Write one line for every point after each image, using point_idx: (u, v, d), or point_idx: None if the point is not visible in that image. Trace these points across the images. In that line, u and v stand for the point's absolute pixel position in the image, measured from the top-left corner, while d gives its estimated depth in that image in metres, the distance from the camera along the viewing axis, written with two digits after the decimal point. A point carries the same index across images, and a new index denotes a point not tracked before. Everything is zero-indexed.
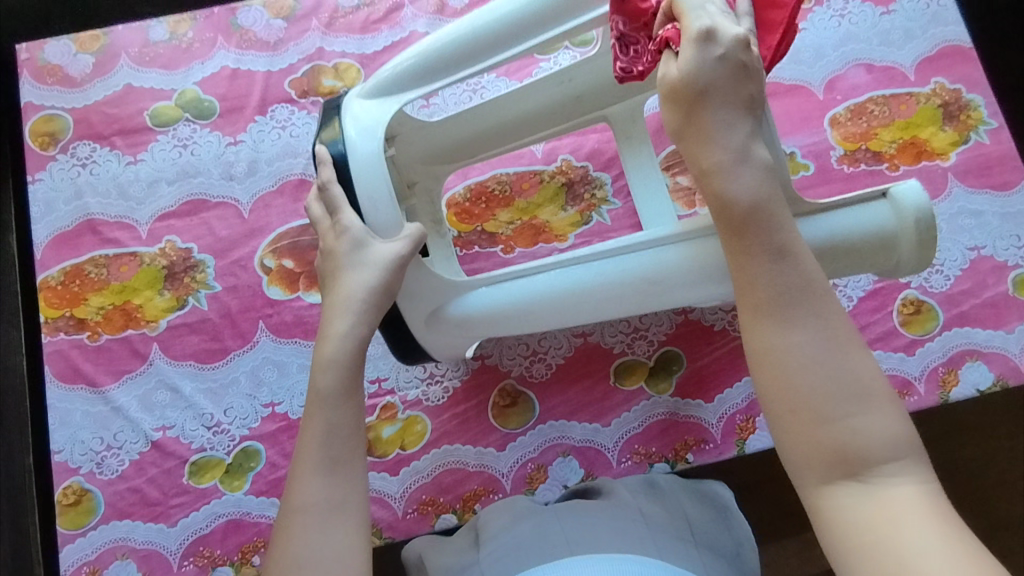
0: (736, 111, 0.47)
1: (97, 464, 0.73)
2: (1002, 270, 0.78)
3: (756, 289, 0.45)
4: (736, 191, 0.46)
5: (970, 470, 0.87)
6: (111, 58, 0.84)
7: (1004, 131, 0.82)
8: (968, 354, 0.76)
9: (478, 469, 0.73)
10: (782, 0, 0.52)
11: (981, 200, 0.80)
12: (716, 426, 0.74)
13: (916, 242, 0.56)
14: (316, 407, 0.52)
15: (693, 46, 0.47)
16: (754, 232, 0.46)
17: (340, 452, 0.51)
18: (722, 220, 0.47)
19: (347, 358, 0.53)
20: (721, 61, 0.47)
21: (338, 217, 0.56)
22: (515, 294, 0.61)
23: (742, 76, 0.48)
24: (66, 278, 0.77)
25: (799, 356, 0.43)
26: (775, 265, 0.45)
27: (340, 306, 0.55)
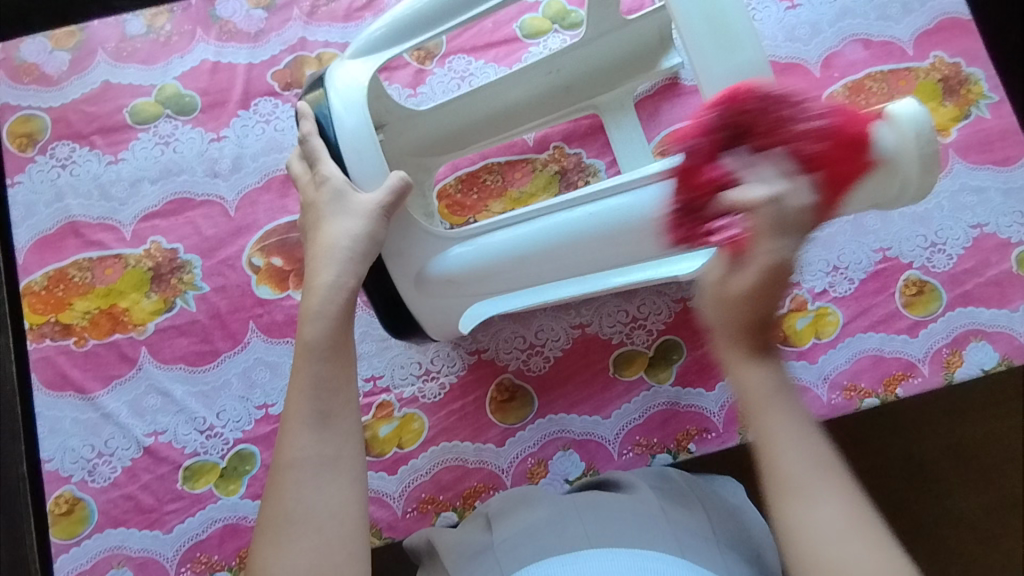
0: (764, 314, 0.43)
1: (89, 472, 0.71)
2: (1006, 247, 0.77)
3: (780, 468, 0.41)
4: (754, 378, 0.43)
5: (972, 449, 0.86)
6: (87, 54, 0.81)
7: (1005, 105, 0.80)
8: (972, 334, 0.75)
9: (478, 465, 0.72)
10: (851, 166, 0.47)
11: (983, 176, 0.79)
12: (718, 415, 0.73)
13: (920, 164, 0.53)
14: (304, 361, 0.51)
15: (761, 262, 0.42)
16: (772, 417, 0.42)
17: (329, 406, 0.50)
18: (744, 396, 0.44)
19: (334, 307, 0.52)
20: (763, 276, 0.42)
21: (319, 165, 0.56)
22: (503, 244, 0.59)
23: (777, 289, 0.42)
24: (50, 283, 0.75)
25: (841, 538, 0.39)
26: (802, 445, 0.42)
27: (325, 256, 0.54)
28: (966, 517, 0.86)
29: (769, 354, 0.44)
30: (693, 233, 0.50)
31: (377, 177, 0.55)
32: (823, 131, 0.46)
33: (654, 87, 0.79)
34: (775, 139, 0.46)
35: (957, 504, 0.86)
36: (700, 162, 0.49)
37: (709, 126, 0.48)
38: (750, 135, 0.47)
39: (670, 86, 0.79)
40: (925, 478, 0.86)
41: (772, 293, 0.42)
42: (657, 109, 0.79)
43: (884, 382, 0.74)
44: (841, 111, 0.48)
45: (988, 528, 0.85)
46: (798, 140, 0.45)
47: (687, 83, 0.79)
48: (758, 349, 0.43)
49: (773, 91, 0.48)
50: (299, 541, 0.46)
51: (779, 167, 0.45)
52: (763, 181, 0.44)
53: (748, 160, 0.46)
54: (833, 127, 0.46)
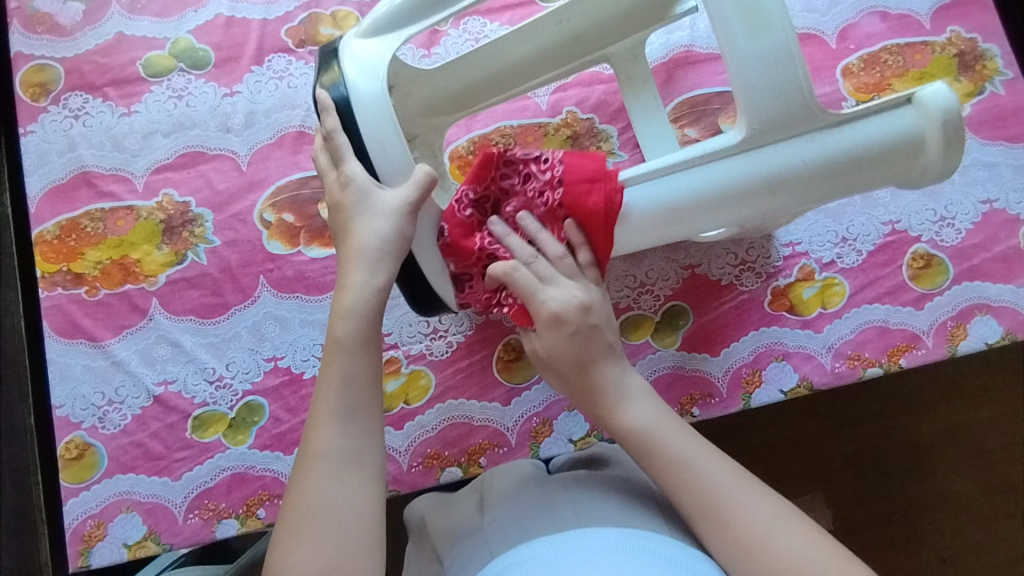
0: (591, 364, 0.58)
1: (99, 419, 0.72)
2: (1015, 224, 0.77)
3: (696, 493, 0.52)
4: (629, 422, 0.56)
5: (970, 431, 0.87)
6: (101, 5, 0.81)
7: (1020, 81, 0.80)
8: (978, 307, 0.75)
9: (483, 422, 0.73)
10: (584, 204, 0.57)
11: (995, 152, 0.79)
12: (722, 379, 0.74)
13: (942, 144, 0.54)
14: (334, 356, 0.54)
15: (549, 327, 0.58)
16: (657, 455, 0.54)
17: (356, 402, 0.53)
18: (637, 448, 0.56)
19: (364, 305, 0.55)
20: (569, 334, 0.58)
21: (345, 167, 0.56)
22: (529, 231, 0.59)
23: (586, 339, 0.58)
24: (62, 232, 0.75)
25: (764, 530, 0.50)
26: (696, 471, 0.53)
27: (356, 257, 0.56)
28: (962, 500, 0.87)
29: (629, 400, 0.57)
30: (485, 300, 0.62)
31: (400, 173, 0.56)
32: (553, 183, 0.58)
33: (669, 54, 0.80)
34: (522, 204, 0.60)
35: (954, 487, 0.87)
36: (460, 234, 0.59)
37: (466, 210, 0.60)
38: (501, 202, 0.61)
39: (685, 56, 0.81)
40: (921, 462, 0.87)
41: (590, 341, 0.58)
42: (672, 77, 0.80)
43: (888, 353, 0.75)
44: (576, 157, 0.58)
45: (983, 510, 0.87)
46: (536, 197, 0.59)
47: (702, 51, 0.80)
48: (621, 402, 0.57)
49: (514, 157, 0.60)
50: (320, 529, 0.49)
51: (530, 247, 0.59)
52: (523, 252, 0.59)
53: (509, 227, 0.59)
54: (556, 182, 0.58)
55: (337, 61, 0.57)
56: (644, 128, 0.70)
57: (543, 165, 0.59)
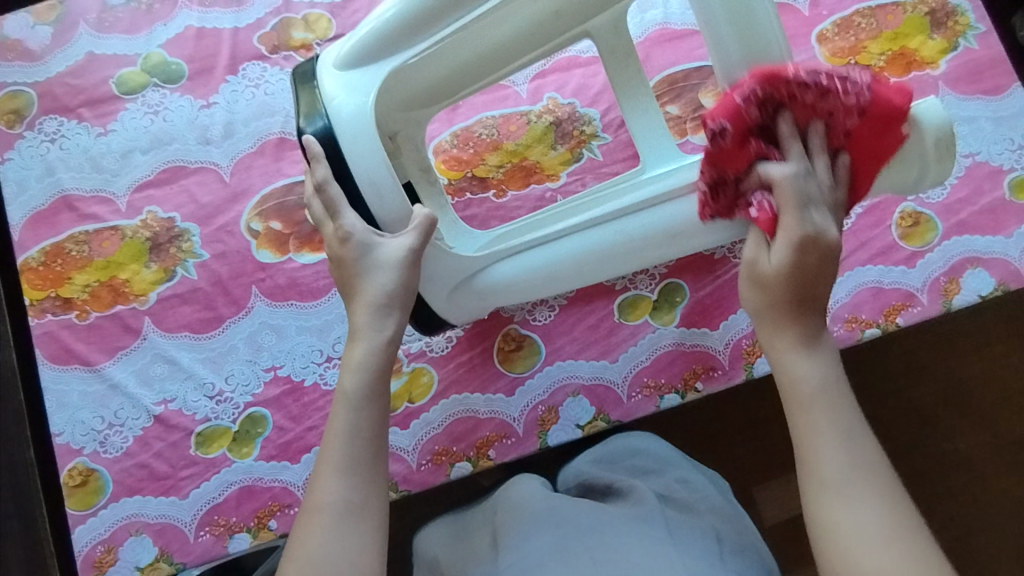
0: (804, 300, 0.50)
1: (100, 443, 0.71)
2: (998, 175, 0.78)
3: (823, 466, 0.47)
4: (801, 370, 0.50)
5: (962, 382, 0.87)
6: (68, 26, 0.80)
7: (992, 35, 0.81)
8: (969, 261, 0.76)
9: (489, 415, 0.72)
10: (876, 143, 0.53)
11: (973, 106, 0.79)
12: (724, 352, 0.74)
13: (936, 156, 0.56)
14: (340, 409, 0.53)
15: (788, 246, 0.50)
16: (814, 415, 0.48)
17: (362, 455, 0.52)
18: (786, 388, 0.50)
19: (371, 359, 0.54)
20: (800, 256, 0.50)
21: (343, 220, 0.55)
22: (538, 262, 0.63)
23: (820, 270, 0.50)
24: (47, 258, 0.74)
25: (872, 538, 0.44)
26: (844, 447, 0.47)
27: (362, 312, 0.55)
28: (967, 456, 0.87)
29: (812, 356, 0.50)
30: (729, 205, 0.56)
31: (399, 224, 0.56)
32: (855, 109, 0.52)
33: (645, 33, 0.81)
34: (815, 113, 0.52)
35: (959, 444, 0.87)
36: (736, 140, 0.53)
37: (749, 106, 0.52)
38: (792, 106, 0.52)
39: (661, 34, 0.81)
40: (923, 421, 0.87)
41: (809, 279, 0.50)
42: (650, 55, 0.80)
43: (884, 313, 0.75)
44: (883, 86, 0.53)
45: (989, 465, 0.87)
46: (834, 113, 0.52)
47: (677, 27, 0.80)
48: (798, 347, 0.50)
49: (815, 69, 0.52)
50: None
51: (811, 140, 0.53)
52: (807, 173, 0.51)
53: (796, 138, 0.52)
54: (856, 109, 0.52)
55: (318, 80, 0.58)
56: (628, 106, 0.70)
57: (851, 85, 0.51)
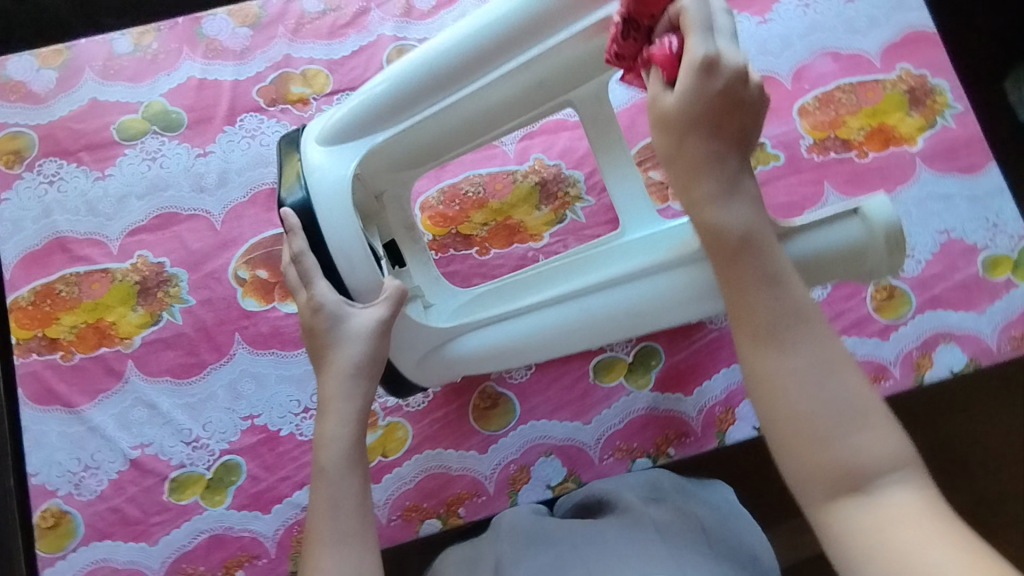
0: (722, 138, 0.47)
1: (75, 485, 0.71)
2: (973, 252, 0.79)
3: (754, 314, 0.46)
4: (728, 221, 0.47)
5: (959, 447, 0.83)
6: (74, 72, 0.82)
7: (969, 115, 0.83)
8: (941, 337, 0.77)
9: (461, 472, 0.73)
10: None
11: (950, 183, 0.81)
12: (696, 418, 0.75)
13: (886, 250, 0.58)
14: (321, 484, 0.54)
15: (694, 76, 0.46)
16: (743, 264, 0.47)
17: (349, 525, 0.53)
18: (711, 242, 0.48)
19: (347, 429, 0.55)
20: (716, 93, 0.46)
21: (315, 288, 0.57)
22: (507, 333, 0.65)
23: (735, 113, 0.47)
24: (37, 298, 0.76)
25: (805, 381, 0.44)
26: (770, 293, 0.46)
27: (335, 383, 0.56)
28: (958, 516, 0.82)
29: (735, 199, 0.48)
30: (635, 49, 0.52)
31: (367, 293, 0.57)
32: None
33: (632, 100, 0.83)
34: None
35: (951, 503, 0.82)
36: None
37: None
38: None
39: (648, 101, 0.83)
40: None
41: (725, 126, 0.47)
42: (635, 122, 0.82)
43: None
44: None
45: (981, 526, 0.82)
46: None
47: None
48: (724, 197, 0.47)
49: None
50: None
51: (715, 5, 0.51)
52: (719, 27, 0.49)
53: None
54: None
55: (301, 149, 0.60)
56: (611, 173, 0.72)
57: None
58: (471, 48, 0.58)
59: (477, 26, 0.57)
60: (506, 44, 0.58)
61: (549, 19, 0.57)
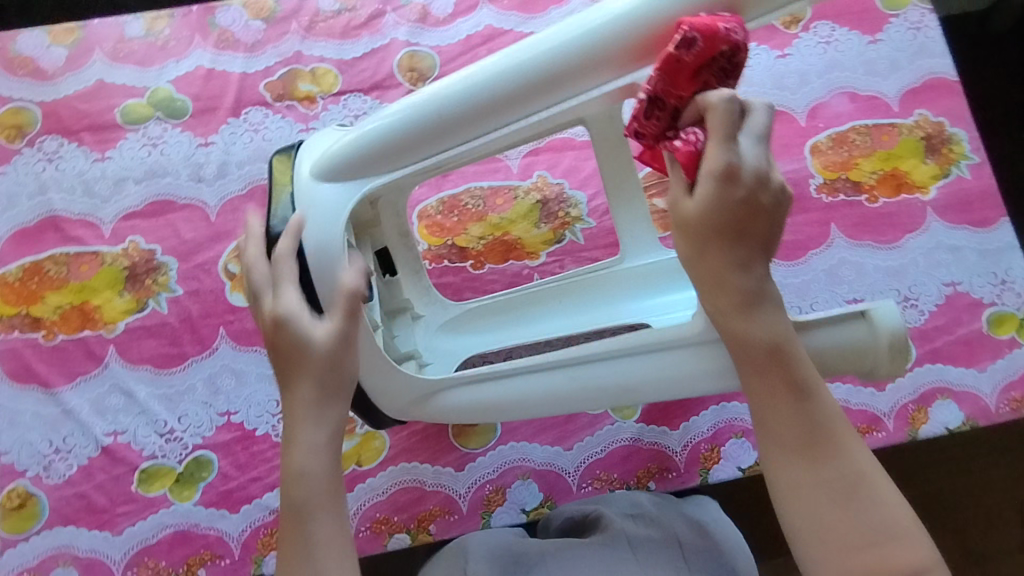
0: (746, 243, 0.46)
1: (44, 468, 0.70)
2: (978, 307, 0.77)
3: (781, 429, 0.45)
4: (756, 332, 0.46)
5: (954, 506, 0.79)
6: (84, 52, 0.82)
7: (986, 167, 0.82)
8: (939, 391, 0.75)
9: (435, 488, 0.71)
10: None
11: (960, 235, 0.79)
12: (680, 454, 0.73)
13: (890, 355, 0.55)
14: (294, 524, 0.49)
15: (714, 181, 0.45)
16: (769, 375, 0.46)
17: (326, 561, 0.48)
18: (739, 353, 0.47)
19: (314, 453, 0.50)
20: (738, 200, 0.45)
21: (290, 296, 0.52)
22: (496, 390, 0.61)
23: (758, 216, 0.45)
24: (25, 275, 0.75)
25: (833, 495, 0.43)
26: (798, 406, 0.45)
27: (305, 410, 0.50)
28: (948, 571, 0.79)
29: (761, 304, 0.46)
30: (657, 131, 0.49)
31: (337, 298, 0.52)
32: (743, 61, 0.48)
33: None
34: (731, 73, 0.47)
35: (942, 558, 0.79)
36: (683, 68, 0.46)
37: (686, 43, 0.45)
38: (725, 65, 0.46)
39: None
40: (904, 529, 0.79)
41: (750, 229, 0.45)
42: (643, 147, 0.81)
43: None
44: None
45: None
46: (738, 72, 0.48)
47: None
48: (752, 305, 0.46)
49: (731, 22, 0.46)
50: None
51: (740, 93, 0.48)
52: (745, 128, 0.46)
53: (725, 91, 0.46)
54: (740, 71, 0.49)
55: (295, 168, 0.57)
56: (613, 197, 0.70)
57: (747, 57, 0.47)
58: (496, 88, 0.51)
59: (497, 72, 0.51)
60: (522, 94, 0.51)
61: (574, 67, 0.50)
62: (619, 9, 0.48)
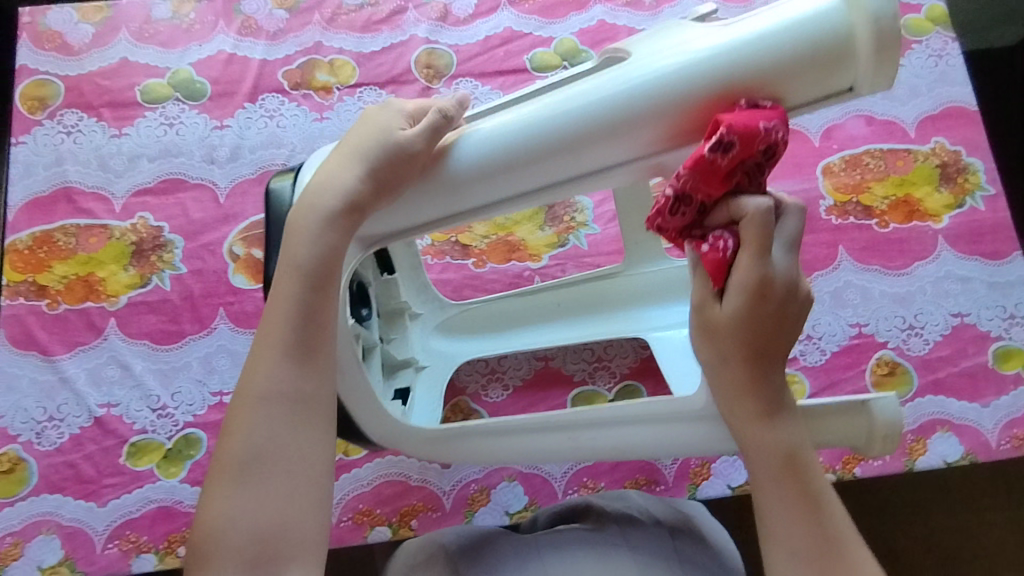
0: (767, 360, 0.46)
1: (36, 434, 0.71)
2: (984, 340, 0.76)
3: (788, 537, 0.44)
4: (772, 444, 0.46)
5: (951, 544, 0.77)
6: (111, 30, 0.84)
7: (1001, 199, 0.80)
8: (939, 423, 0.73)
9: (419, 484, 0.71)
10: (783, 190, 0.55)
11: (970, 266, 0.78)
12: (670, 468, 0.72)
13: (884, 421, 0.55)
14: (286, 286, 0.47)
15: (740, 295, 0.44)
16: (783, 485, 0.45)
17: (306, 340, 0.47)
18: (755, 460, 0.47)
19: (299, 304, 0.46)
20: (769, 313, 0.44)
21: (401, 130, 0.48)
22: (500, 442, 0.59)
23: (783, 328, 0.45)
24: (34, 243, 0.76)
25: None
26: (808, 516, 0.44)
27: (314, 202, 0.47)
28: None
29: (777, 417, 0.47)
30: (683, 227, 0.44)
31: (443, 133, 0.48)
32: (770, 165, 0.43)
33: None
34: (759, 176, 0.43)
35: None
36: (720, 168, 0.41)
37: (724, 148, 0.40)
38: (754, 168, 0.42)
39: None
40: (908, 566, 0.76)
41: (767, 321, 0.44)
42: None
43: (842, 460, 0.72)
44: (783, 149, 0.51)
45: None
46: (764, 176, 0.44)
47: None
48: (768, 417, 0.46)
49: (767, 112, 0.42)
50: (268, 475, 0.44)
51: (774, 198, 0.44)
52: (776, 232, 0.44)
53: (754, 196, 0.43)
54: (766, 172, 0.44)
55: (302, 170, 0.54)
56: None
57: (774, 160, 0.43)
58: (567, 122, 0.45)
59: (567, 106, 0.45)
60: (588, 134, 0.45)
61: (604, 132, 0.44)
62: (652, 69, 0.43)
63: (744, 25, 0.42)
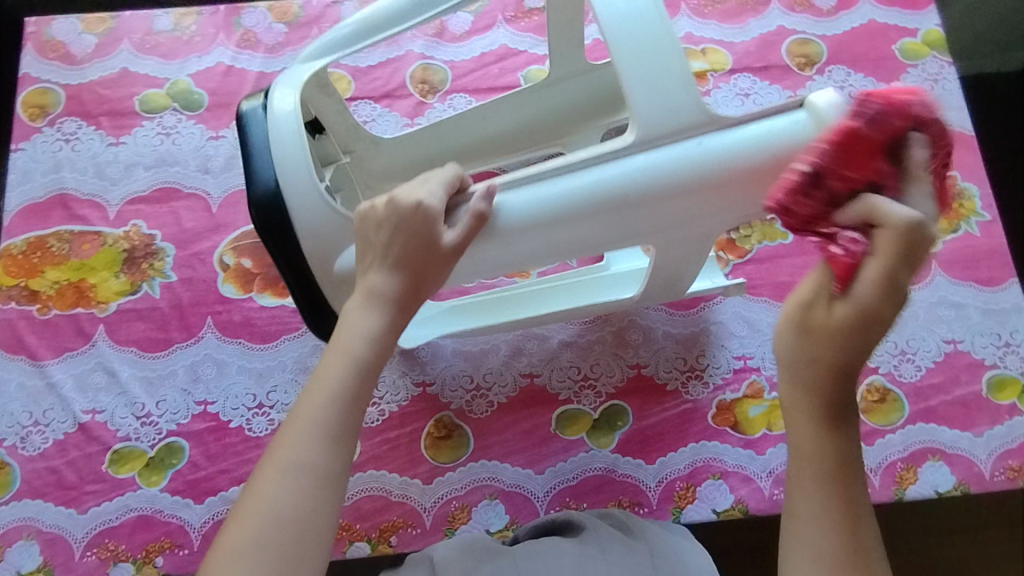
0: (849, 365, 0.41)
1: (21, 439, 0.71)
2: (978, 368, 0.75)
3: (828, 541, 0.39)
4: (823, 442, 0.41)
5: None
6: (113, 41, 0.86)
7: (997, 225, 0.79)
8: (930, 452, 0.72)
9: (400, 499, 0.71)
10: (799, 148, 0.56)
11: (964, 292, 0.77)
12: (654, 490, 0.70)
13: None
14: (334, 365, 0.46)
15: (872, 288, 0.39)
16: (833, 490, 0.40)
17: (344, 425, 0.44)
18: (796, 460, 0.42)
19: (345, 382, 0.45)
20: (865, 312, 0.40)
21: (445, 235, 0.51)
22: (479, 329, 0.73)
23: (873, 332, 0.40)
24: (28, 249, 0.77)
25: None
26: (844, 530, 0.40)
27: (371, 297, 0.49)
28: None
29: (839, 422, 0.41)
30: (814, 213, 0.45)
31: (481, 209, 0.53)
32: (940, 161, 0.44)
33: None
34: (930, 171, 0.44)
35: None
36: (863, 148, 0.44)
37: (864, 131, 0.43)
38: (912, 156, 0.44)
39: None
40: None
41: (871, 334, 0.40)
42: None
43: None
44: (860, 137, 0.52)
45: None
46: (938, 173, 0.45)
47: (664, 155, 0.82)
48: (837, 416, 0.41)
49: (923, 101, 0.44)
50: (269, 548, 0.40)
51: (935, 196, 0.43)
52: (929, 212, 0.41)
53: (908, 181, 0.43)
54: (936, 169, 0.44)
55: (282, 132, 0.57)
56: None
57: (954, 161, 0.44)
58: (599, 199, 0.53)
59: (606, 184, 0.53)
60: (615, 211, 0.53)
61: (603, 213, 0.53)
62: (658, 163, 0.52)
63: (731, 131, 0.52)
